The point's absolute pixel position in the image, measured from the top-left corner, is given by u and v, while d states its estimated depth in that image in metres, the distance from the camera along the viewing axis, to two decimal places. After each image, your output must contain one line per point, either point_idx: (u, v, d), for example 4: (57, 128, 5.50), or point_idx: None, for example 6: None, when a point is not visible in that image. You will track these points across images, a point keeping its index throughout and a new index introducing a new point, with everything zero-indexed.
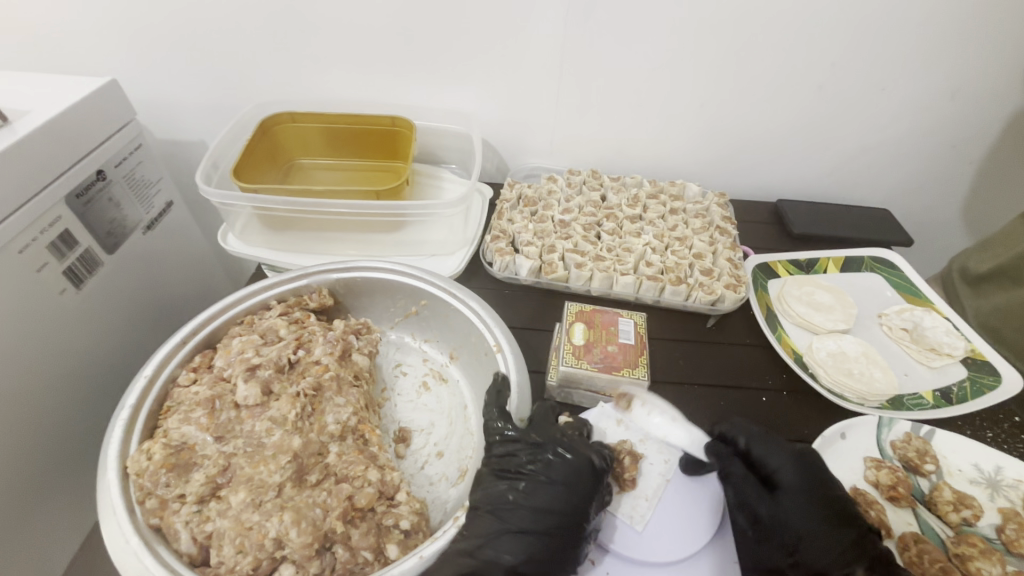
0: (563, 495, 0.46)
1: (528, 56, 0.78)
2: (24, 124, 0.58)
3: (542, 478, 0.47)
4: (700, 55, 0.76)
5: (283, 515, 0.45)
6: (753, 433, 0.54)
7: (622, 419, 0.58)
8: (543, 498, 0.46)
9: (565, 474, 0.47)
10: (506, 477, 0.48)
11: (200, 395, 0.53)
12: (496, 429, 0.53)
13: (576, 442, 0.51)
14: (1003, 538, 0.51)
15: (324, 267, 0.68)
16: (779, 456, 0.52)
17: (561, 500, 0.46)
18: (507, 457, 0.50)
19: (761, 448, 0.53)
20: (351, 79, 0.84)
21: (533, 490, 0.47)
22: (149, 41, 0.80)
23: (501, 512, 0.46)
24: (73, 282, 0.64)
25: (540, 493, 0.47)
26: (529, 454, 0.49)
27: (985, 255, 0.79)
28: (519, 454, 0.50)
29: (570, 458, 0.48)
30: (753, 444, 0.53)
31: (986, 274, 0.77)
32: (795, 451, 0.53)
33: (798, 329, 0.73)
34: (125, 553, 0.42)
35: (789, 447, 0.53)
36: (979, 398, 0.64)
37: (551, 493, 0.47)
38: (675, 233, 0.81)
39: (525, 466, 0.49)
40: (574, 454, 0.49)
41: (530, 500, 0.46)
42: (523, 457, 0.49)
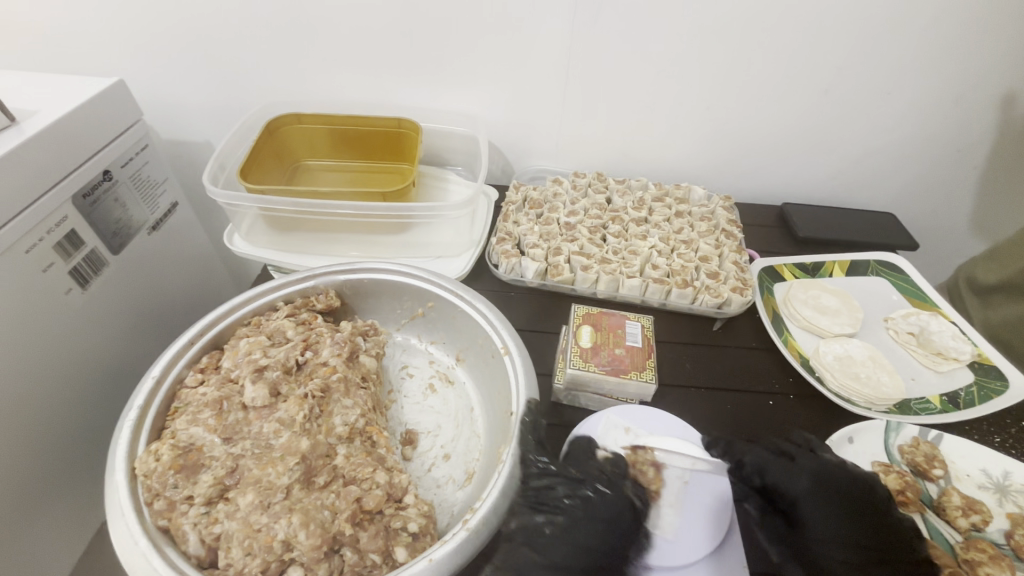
0: (603, 531, 0.47)
1: (534, 58, 0.78)
2: (32, 124, 0.58)
3: (579, 513, 0.48)
4: (706, 58, 0.76)
5: (292, 517, 0.45)
6: (770, 460, 0.52)
7: (630, 428, 0.56)
8: (582, 534, 0.47)
9: (607, 510, 0.48)
10: (542, 511, 0.48)
11: (208, 397, 0.53)
12: (531, 461, 0.51)
13: (616, 479, 0.51)
14: (1012, 543, 0.51)
15: (330, 268, 0.68)
16: (797, 482, 0.50)
17: (599, 537, 0.47)
18: (542, 490, 0.49)
19: (776, 478, 0.50)
20: (357, 81, 0.84)
21: (571, 525, 0.47)
22: (156, 43, 0.80)
23: (536, 544, 0.46)
24: (80, 282, 0.64)
25: (579, 529, 0.47)
26: (568, 488, 0.49)
27: (991, 266, 0.82)
28: (556, 487, 0.49)
29: (610, 496, 0.49)
30: (767, 475, 0.51)
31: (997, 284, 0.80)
32: (816, 474, 0.50)
33: (804, 333, 0.73)
34: (132, 554, 0.42)
35: (809, 470, 0.50)
36: (986, 403, 0.64)
37: (589, 529, 0.47)
38: (681, 235, 0.81)
39: (562, 500, 0.48)
40: (613, 491, 0.49)
41: (568, 536, 0.46)
42: (562, 491, 0.49)
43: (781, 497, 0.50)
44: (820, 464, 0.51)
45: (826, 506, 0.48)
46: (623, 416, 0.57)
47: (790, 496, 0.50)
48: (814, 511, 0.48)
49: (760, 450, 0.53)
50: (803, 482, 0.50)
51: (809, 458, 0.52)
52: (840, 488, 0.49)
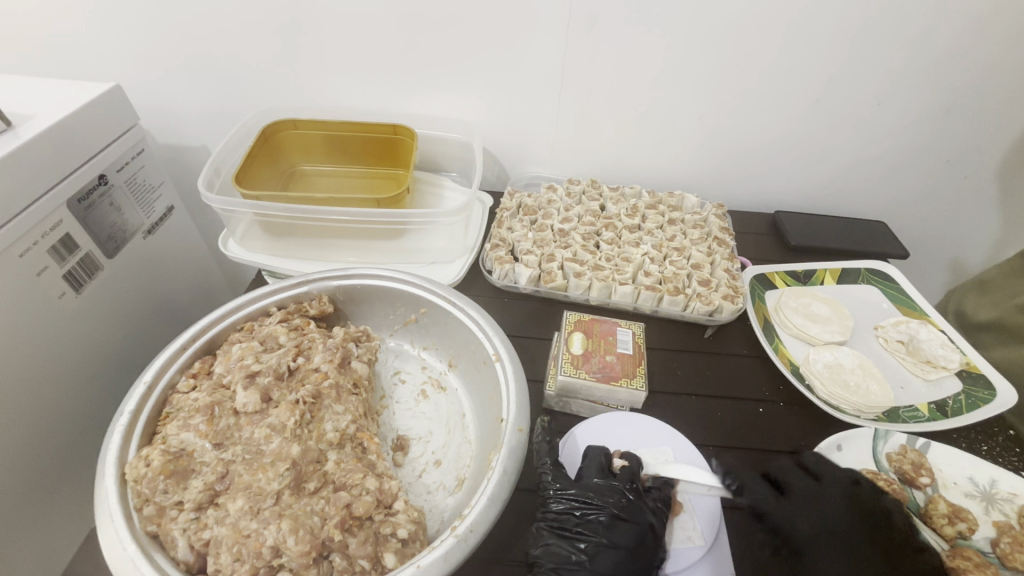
0: (626, 559, 0.48)
1: (530, 67, 0.79)
2: (28, 129, 0.59)
3: (604, 542, 0.49)
4: (701, 68, 0.77)
5: (281, 523, 0.45)
6: (768, 500, 0.52)
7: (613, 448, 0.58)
8: (607, 561, 0.48)
9: (629, 537, 0.49)
10: (567, 536, 0.49)
11: (200, 402, 0.53)
12: (550, 484, 0.52)
13: (635, 502, 0.51)
14: (998, 552, 0.51)
15: (323, 274, 0.68)
16: (799, 524, 0.49)
17: (625, 566, 0.48)
18: (562, 514, 0.50)
19: (778, 516, 0.51)
20: (354, 87, 0.85)
21: (595, 552, 0.48)
22: (152, 48, 0.81)
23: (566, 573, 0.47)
24: (73, 286, 0.64)
25: (603, 557, 0.48)
26: (586, 512, 0.50)
27: (982, 302, 0.84)
28: (577, 510, 0.50)
29: (629, 522, 0.50)
30: (767, 514, 0.51)
31: (985, 323, 0.80)
32: (817, 514, 0.50)
33: (794, 340, 0.74)
34: (121, 561, 0.42)
35: (814, 510, 0.50)
36: (974, 411, 0.64)
37: (614, 558, 0.48)
38: (673, 243, 0.81)
39: (581, 525, 0.50)
40: (634, 518, 0.50)
41: (594, 564, 0.48)
42: (578, 514, 0.50)
43: (784, 539, 0.50)
44: (824, 501, 0.50)
45: (829, 549, 0.47)
46: (606, 435, 0.59)
47: (793, 539, 0.49)
48: (819, 557, 0.47)
49: (759, 487, 0.53)
50: (805, 521, 0.50)
51: (811, 495, 0.51)
52: (845, 528, 0.48)
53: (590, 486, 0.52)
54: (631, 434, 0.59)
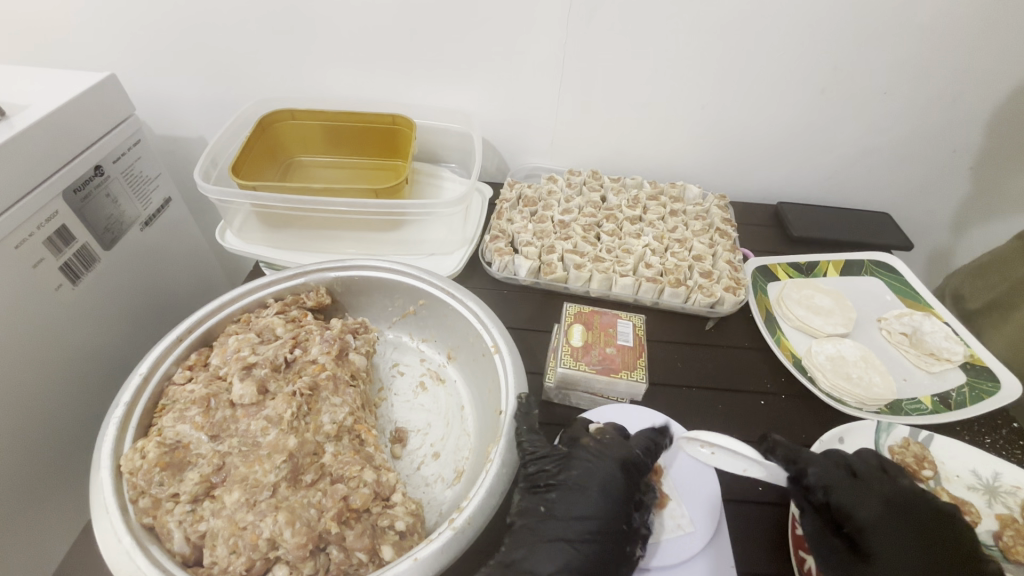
0: (598, 501, 0.47)
1: (530, 56, 0.78)
2: (22, 118, 0.58)
3: (572, 487, 0.48)
4: (704, 56, 0.76)
5: (278, 515, 0.45)
6: (836, 478, 0.49)
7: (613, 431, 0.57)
8: (578, 505, 0.47)
9: (597, 479, 0.48)
10: (537, 491, 0.49)
11: (196, 393, 0.52)
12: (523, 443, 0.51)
13: (604, 446, 0.51)
14: (1001, 545, 0.51)
15: (321, 265, 0.67)
16: (868, 507, 0.48)
17: (597, 506, 0.47)
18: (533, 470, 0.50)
19: (846, 498, 0.48)
20: (352, 77, 0.84)
21: (565, 498, 0.48)
22: (148, 38, 0.80)
23: (535, 524, 0.47)
24: (70, 278, 0.64)
25: (574, 501, 0.47)
26: (558, 465, 0.50)
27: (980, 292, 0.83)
28: (546, 464, 0.50)
29: (597, 464, 0.49)
30: (833, 492, 0.49)
31: (980, 308, 0.82)
32: (889, 500, 0.48)
33: (797, 332, 0.73)
34: (116, 553, 0.42)
35: (881, 495, 0.49)
36: (978, 403, 0.64)
37: (586, 500, 0.47)
38: (674, 234, 0.80)
39: (554, 477, 0.49)
40: (600, 460, 0.50)
41: (564, 510, 0.47)
42: (551, 469, 0.49)
43: (848, 518, 0.48)
44: (892, 488, 0.49)
45: (899, 537, 0.46)
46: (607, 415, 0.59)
47: (858, 520, 0.47)
48: (887, 542, 0.46)
49: (827, 465, 0.50)
50: (872, 506, 0.48)
51: (880, 482, 0.50)
52: (916, 517, 0.47)
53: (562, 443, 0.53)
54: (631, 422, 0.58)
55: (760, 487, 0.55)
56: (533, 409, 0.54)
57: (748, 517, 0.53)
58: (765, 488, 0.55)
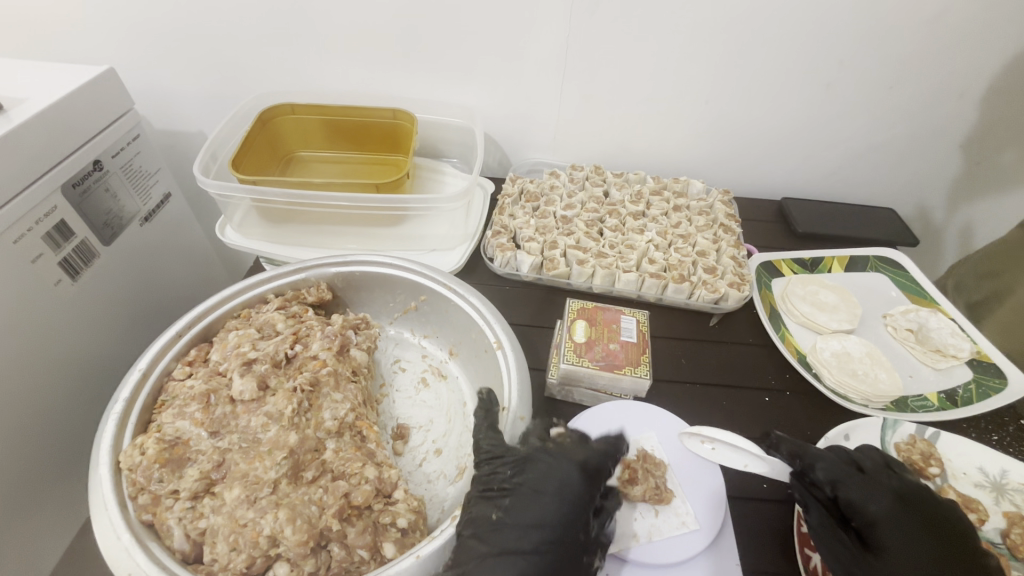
0: (554, 506, 0.45)
1: (532, 50, 0.77)
2: (19, 113, 0.57)
3: (528, 491, 0.46)
4: (708, 50, 0.75)
5: (278, 513, 0.44)
6: (844, 473, 0.49)
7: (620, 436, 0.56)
8: (531, 510, 0.45)
9: (553, 483, 0.47)
10: (490, 497, 0.47)
11: (195, 389, 0.52)
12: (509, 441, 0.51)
13: (562, 449, 0.49)
14: (1008, 543, 0.51)
15: (322, 260, 0.67)
16: (878, 501, 0.47)
17: (552, 513, 0.45)
18: (488, 474, 0.48)
19: (856, 493, 0.47)
20: (354, 72, 0.83)
21: (518, 505, 0.46)
22: (148, 32, 0.79)
23: (485, 534, 0.44)
24: (69, 274, 0.64)
25: (526, 507, 0.45)
26: (514, 468, 0.48)
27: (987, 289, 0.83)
28: (503, 468, 0.48)
29: (552, 466, 0.48)
30: (841, 488, 0.48)
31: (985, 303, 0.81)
32: (899, 495, 0.48)
33: (802, 329, 0.72)
34: (116, 549, 0.42)
35: (890, 489, 0.48)
36: (985, 400, 0.63)
37: (541, 506, 0.45)
38: (678, 230, 0.80)
39: (509, 481, 0.47)
40: (558, 460, 0.48)
41: (514, 517, 0.45)
42: (506, 472, 0.48)
43: (858, 513, 0.47)
44: (900, 483, 0.49)
45: (909, 531, 0.46)
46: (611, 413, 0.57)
47: (869, 514, 0.47)
48: (897, 535, 0.46)
49: (832, 460, 0.49)
50: (882, 501, 0.47)
51: (887, 476, 0.49)
52: (925, 512, 0.47)
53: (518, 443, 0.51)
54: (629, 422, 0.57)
55: (765, 484, 0.55)
56: (493, 406, 0.54)
57: (754, 514, 0.52)
58: (770, 486, 0.55)
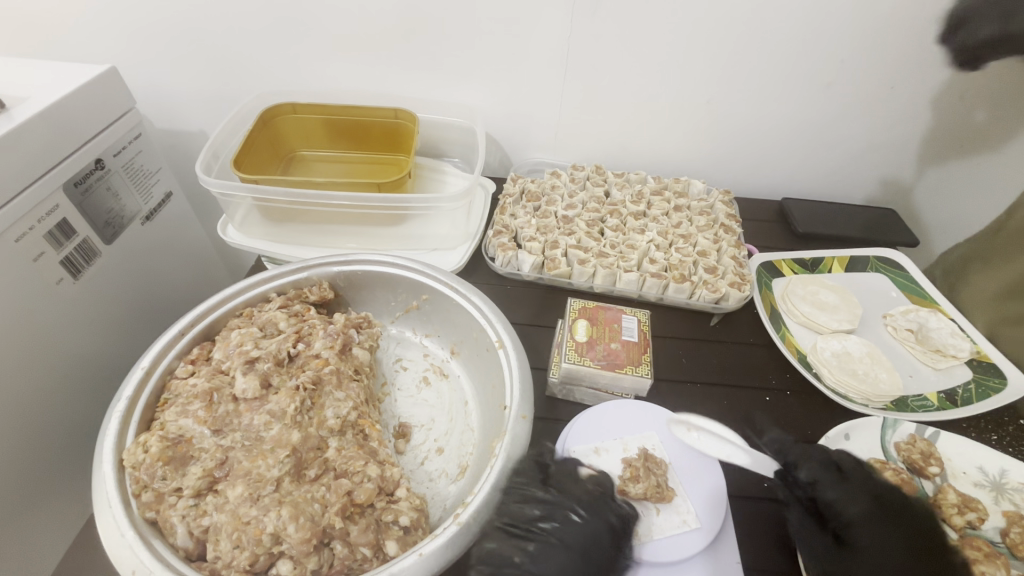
0: (577, 562, 0.44)
1: (533, 49, 0.77)
2: (22, 111, 0.57)
3: (553, 540, 0.45)
4: (710, 48, 0.75)
5: (281, 510, 0.44)
6: (823, 473, 0.51)
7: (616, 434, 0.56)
8: (554, 563, 0.44)
9: (580, 539, 0.46)
10: (515, 535, 0.46)
11: (198, 388, 0.52)
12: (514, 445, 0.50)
13: (595, 504, 0.48)
14: (1007, 542, 0.51)
15: (324, 259, 0.67)
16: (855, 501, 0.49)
17: (573, 567, 0.44)
18: (517, 511, 0.47)
19: (834, 492, 0.49)
20: (355, 71, 0.83)
21: (542, 553, 0.45)
22: (150, 31, 0.79)
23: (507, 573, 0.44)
24: (71, 272, 0.64)
25: (550, 558, 0.45)
26: (545, 511, 0.47)
27: None
28: (532, 508, 0.47)
29: (586, 523, 0.47)
30: (820, 487, 0.50)
31: None
32: (876, 495, 0.49)
33: (802, 329, 0.73)
34: (119, 547, 0.42)
35: (867, 490, 0.49)
36: (984, 400, 0.63)
37: (563, 559, 0.45)
38: (679, 230, 0.80)
39: (536, 525, 0.46)
40: (590, 517, 0.47)
41: (538, 565, 0.44)
42: (535, 514, 0.47)
43: (837, 512, 0.48)
44: (879, 485, 0.50)
45: (885, 530, 0.47)
46: (613, 411, 0.58)
47: (847, 515, 0.48)
48: (873, 533, 0.47)
49: (813, 461, 0.52)
50: (859, 502, 0.49)
51: (866, 476, 0.51)
52: (903, 513, 0.48)
53: (551, 483, 0.50)
54: (628, 423, 0.57)
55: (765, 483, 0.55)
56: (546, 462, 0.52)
57: (756, 513, 0.53)
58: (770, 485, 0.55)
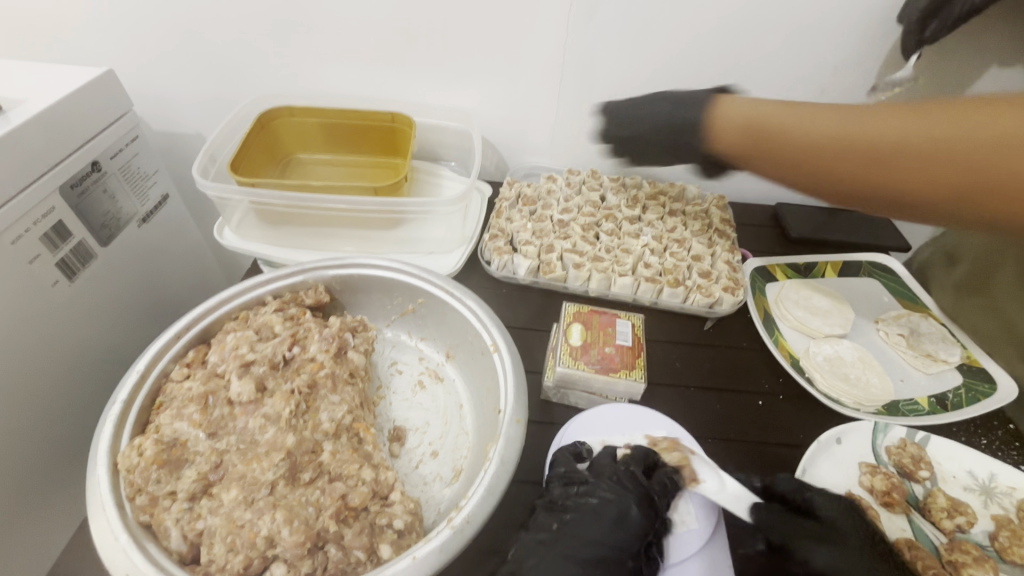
0: (610, 531, 0.47)
1: (530, 54, 0.78)
2: (19, 113, 0.57)
3: (591, 512, 0.48)
4: (705, 53, 0.75)
5: (275, 514, 0.45)
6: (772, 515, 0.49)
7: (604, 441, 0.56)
8: (591, 532, 0.47)
9: (615, 512, 0.48)
10: (553, 509, 0.49)
11: (194, 391, 0.52)
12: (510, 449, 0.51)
13: (628, 478, 0.50)
14: (996, 545, 0.51)
15: (320, 263, 0.67)
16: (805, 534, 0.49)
17: (607, 535, 0.47)
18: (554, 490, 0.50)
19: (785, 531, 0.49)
20: (353, 75, 0.84)
21: (577, 522, 0.47)
22: (147, 33, 0.79)
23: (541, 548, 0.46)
24: (67, 274, 0.64)
25: (586, 526, 0.47)
26: (585, 487, 0.49)
27: None
28: (575, 487, 0.49)
29: (620, 496, 0.49)
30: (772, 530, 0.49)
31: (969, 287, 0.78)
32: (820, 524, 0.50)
33: (795, 333, 0.73)
34: (112, 550, 0.42)
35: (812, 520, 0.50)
36: (974, 405, 0.64)
37: (598, 528, 0.47)
38: (673, 234, 0.80)
39: (572, 499, 0.49)
40: (625, 491, 0.49)
41: (575, 533, 0.47)
42: (574, 489, 0.49)
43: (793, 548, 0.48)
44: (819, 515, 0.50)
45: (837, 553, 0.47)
46: (609, 413, 0.58)
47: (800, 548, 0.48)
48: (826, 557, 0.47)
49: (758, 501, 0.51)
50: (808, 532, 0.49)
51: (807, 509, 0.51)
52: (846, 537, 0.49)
53: (590, 465, 0.52)
54: (622, 424, 0.57)
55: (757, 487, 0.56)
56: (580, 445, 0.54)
57: None
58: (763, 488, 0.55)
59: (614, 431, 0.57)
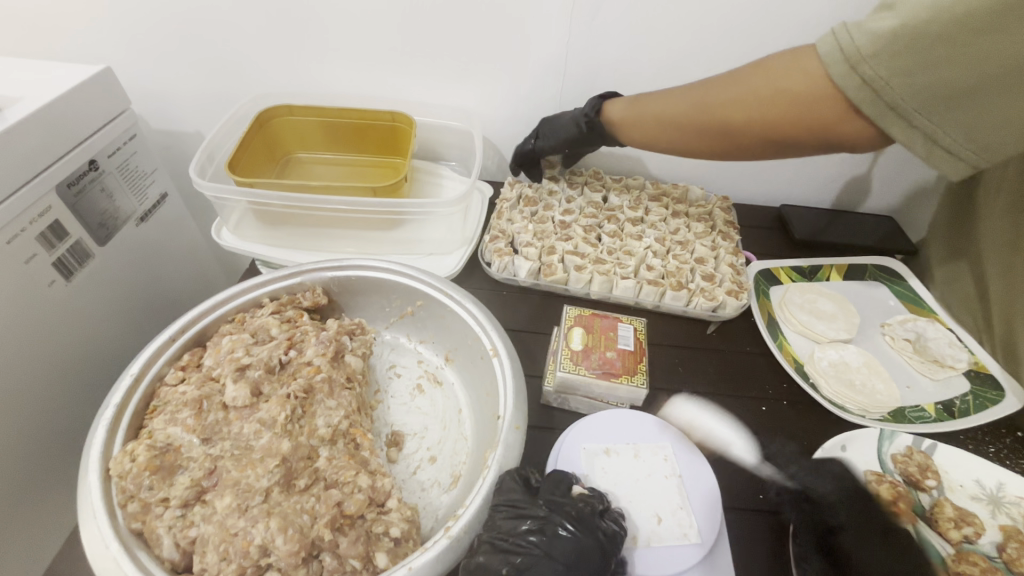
0: None
1: (532, 53, 0.77)
2: (15, 111, 0.57)
3: (542, 553, 0.43)
4: (710, 53, 0.74)
5: (270, 522, 0.44)
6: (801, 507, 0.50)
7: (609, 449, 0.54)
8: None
9: (568, 554, 0.43)
10: (503, 549, 0.43)
11: (188, 396, 0.52)
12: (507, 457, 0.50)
13: (586, 517, 0.45)
14: (1004, 557, 0.50)
15: (318, 265, 0.66)
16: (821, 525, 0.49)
17: None
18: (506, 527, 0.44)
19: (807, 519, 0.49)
20: (353, 73, 0.83)
21: (530, 566, 0.42)
22: (145, 30, 0.78)
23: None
24: (63, 274, 0.63)
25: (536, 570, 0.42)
26: (535, 524, 0.44)
27: None
28: (523, 522, 0.44)
29: (578, 537, 0.44)
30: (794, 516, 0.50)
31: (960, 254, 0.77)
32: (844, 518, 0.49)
33: (799, 338, 0.72)
34: (103, 558, 0.41)
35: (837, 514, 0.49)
36: (981, 412, 0.63)
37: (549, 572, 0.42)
38: (676, 236, 0.79)
39: (525, 539, 0.43)
40: (580, 531, 0.44)
41: None
42: (525, 527, 0.44)
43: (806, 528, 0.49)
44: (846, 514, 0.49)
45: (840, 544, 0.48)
46: (611, 418, 0.57)
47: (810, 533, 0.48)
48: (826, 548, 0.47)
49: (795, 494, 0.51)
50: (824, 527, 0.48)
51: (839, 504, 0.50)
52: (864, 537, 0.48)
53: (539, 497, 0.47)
54: (628, 430, 0.56)
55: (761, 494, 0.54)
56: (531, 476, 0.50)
57: (750, 525, 0.52)
58: (767, 496, 0.54)
59: (620, 437, 0.56)
